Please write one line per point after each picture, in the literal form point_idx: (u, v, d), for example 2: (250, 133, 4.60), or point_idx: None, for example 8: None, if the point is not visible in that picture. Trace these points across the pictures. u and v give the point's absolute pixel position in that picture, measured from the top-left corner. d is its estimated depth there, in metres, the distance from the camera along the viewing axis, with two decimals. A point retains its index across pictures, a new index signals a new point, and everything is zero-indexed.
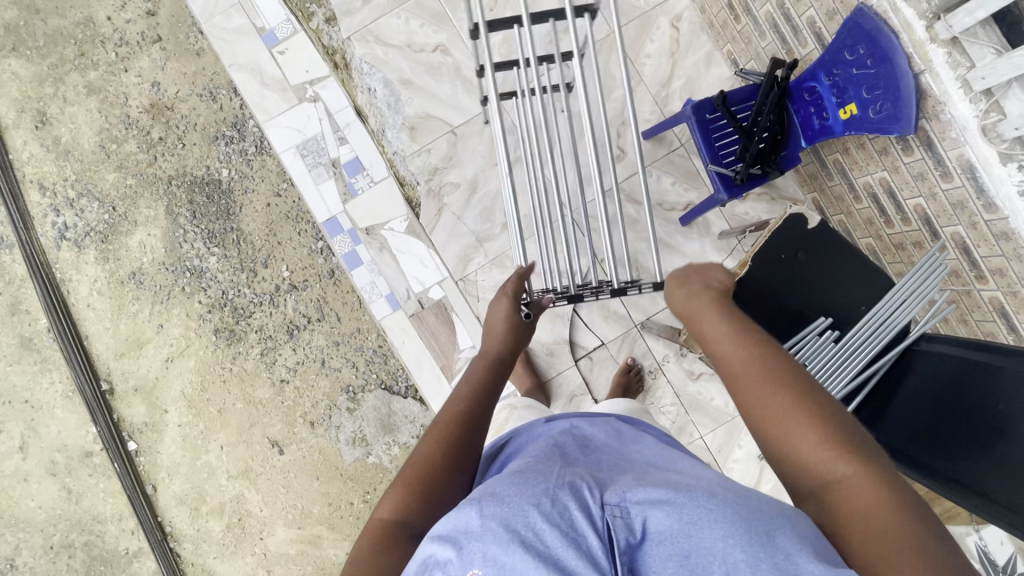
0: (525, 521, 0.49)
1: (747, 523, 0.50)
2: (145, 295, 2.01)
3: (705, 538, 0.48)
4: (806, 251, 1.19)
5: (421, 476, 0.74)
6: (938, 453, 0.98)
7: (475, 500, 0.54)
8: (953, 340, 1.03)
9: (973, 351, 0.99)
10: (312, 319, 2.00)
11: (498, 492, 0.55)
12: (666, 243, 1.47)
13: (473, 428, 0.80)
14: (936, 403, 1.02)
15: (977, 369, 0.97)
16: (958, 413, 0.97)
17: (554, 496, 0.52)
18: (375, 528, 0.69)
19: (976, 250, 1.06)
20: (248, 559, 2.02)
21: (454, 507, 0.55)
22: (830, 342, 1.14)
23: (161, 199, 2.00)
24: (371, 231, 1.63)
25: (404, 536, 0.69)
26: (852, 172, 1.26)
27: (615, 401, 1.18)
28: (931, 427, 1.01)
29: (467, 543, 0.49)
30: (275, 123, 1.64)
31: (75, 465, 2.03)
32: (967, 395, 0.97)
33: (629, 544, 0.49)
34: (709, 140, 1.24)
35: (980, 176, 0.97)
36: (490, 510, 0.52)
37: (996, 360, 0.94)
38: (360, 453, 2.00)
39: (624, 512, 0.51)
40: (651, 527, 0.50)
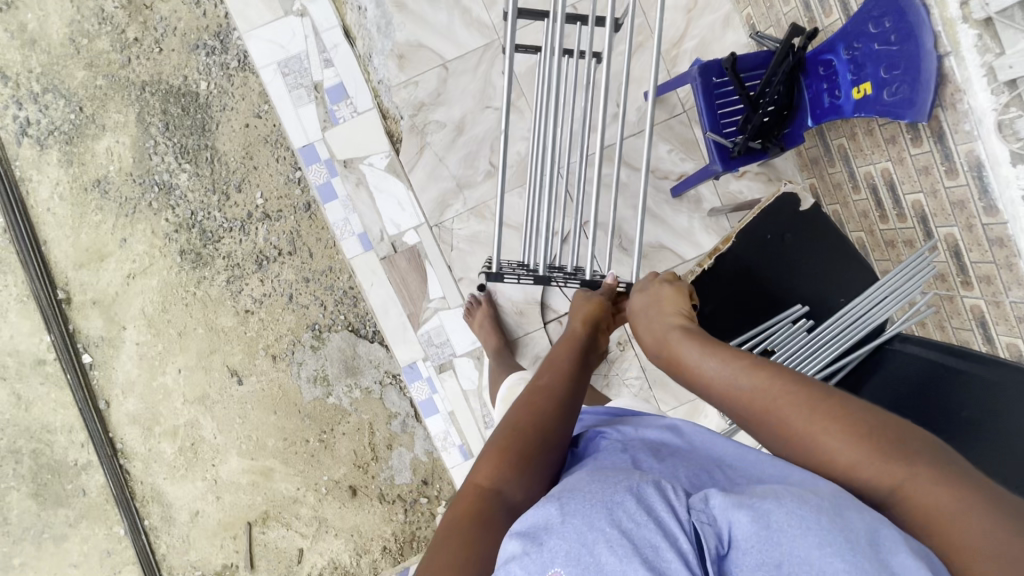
0: (612, 519, 0.47)
1: (851, 534, 0.46)
2: (110, 206, 1.91)
3: (800, 546, 0.45)
4: (794, 234, 1.15)
5: (514, 444, 0.67)
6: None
7: (554, 498, 0.53)
8: (930, 343, 1.00)
9: (947, 357, 0.96)
10: (283, 252, 1.93)
11: (577, 490, 0.53)
12: (653, 213, 1.41)
13: (567, 407, 0.73)
14: (902, 403, 1.00)
15: (946, 375, 0.95)
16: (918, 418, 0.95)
17: (634, 493, 0.50)
18: (472, 494, 0.62)
19: (967, 256, 1.02)
20: (199, 484, 2.02)
21: (531, 505, 0.53)
22: (802, 331, 1.11)
23: (132, 105, 1.88)
24: (349, 163, 1.54)
25: (502, 509, 0.60)
26: (855, 160, 1.20)
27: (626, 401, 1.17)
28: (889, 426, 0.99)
29: (548, 539, 0.48)
30: (256, 35, 1.52)
31: (27, 372, 1.98)
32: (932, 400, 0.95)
33: (718, 555, 0.47)
34: (712, 107, 1.15)
35: (986, 175, 0.91)
36: (573, 509, 0.50)
37: (972, 369, 0.91)
38: (320, 392, 1.98)
39: (712, 518, 0.49)
40: (737, 535, 0.47)
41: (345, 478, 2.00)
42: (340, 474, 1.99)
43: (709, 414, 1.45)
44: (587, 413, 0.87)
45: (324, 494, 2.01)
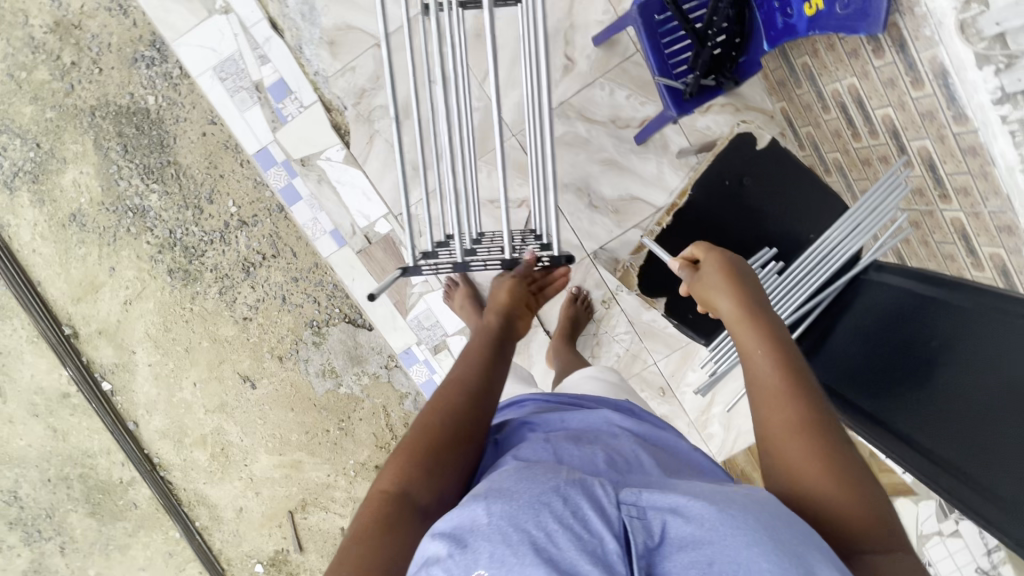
0: (538, 523, 0.51)
1: (769, 531, 0.53)
2: (90, 238, 1.92)
3: (728, 540, 0.51)
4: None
5: (425, 441, 0.67)
6: (878, 400, 0.92)
7: (481, 497, 0.55)
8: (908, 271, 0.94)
9: (920, 285, 0.91)
10: (267, 255, 1.95)
11: (505, 489, 0.56)
12: (620, 165, 1.35)
13: (476, 395, 0.75)
14: (883, 341, 0.94)
15: (922, 304, 0.89)
16: (902, 357, 0.89)
17: (564, 494, 0.54)
18: (378, 499, 0.61)
19: (942, 167, 0.96)
20: (236, 483, 2.14)
21: (456, 506, 0.55)
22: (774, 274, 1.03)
23: (86, 132, 1.85)
24: (306, 162, 1.51)
25: (410, 510, 0.60)
26: (821, 78, 1.12)
27: (584, 374, 1.07)
28: (881, 372, 0.93)
29: (473, 541, 0.51)
30: (184, 42, 1.45)
31: (55, 406, 2.08)
32: (909, 329, 0.89)
33: (648, 547, 0.52)
34: (660, 48, 1.07)
35: (952, 83, 0.85)
36: (499, 510, 0.52)
37: (943, 295, 0.86)
38: (331, 384, 2.04)
39: (643, 514, 0.54)
40: (670, 532, 0.53)
41: (371, 459, 2.09)
42: (365, 456, 2.09)
43: (701, 358, 1.46)
44: (526, 401, 0.84)
45: (353, 476, 2.11)
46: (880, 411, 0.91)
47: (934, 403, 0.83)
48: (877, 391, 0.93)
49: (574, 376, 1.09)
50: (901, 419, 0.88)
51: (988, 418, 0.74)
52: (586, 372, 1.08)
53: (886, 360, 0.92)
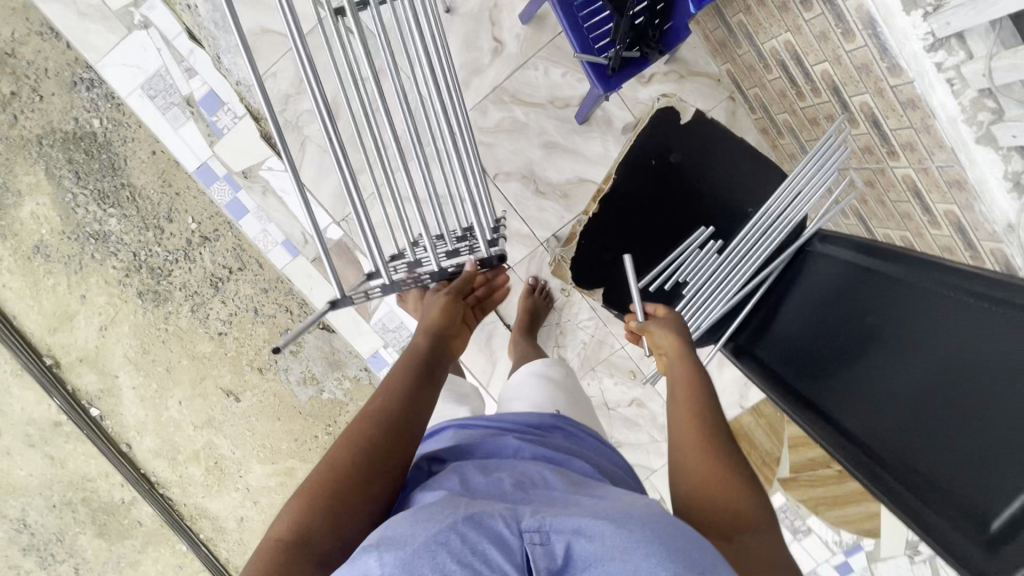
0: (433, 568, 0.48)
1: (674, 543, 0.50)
2: (57, 268, 1.92)
3: (629, 557, 0.49)
4: (680, 152, 0.98)
5: (326, 484, 0.66)
6: (815, 385, 0.81)
7: (375, 544, 0.52)
8: (847, 241, 0.85)
9: (864, 258, 0.81)
10: (233, 269, 1.93)
11: (402, 535, 0.52)
12: (564, 147, 1.29)
13: (391, 424, 0.72)
14: (826, 320, 0.83)
15: (872, 280, 0.79)
16: (849, 339, 0.79)
17: (462, 532, 0.50)
18: (271, 546, 0.61)
19: (885, 123, 0.90)
20: (234, 494, 2.17)
21: (350, 559, 0.51)
22: (713, 254, 0.96)
23: (37, 163, 1.83)
24: (248, 173, 1.48)
25: (302, 559, 0.61)
26: (757, 36, 1.04)
27: (528, 375, 1.03)
28: (822, 355, 0.82)
29: None
30: (108, 62, 1.41)
31: (49, 435, 2.11)
32: (858, 307, 0.80)
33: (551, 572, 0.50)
34: (577, 22, 1.00)
35: (882, 32, 0.77)
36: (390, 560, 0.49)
37: (897, 270, 0.76)
38: (313, 391, 2.04)
39: (544, 538, 0.51)
40: (575, 552, 0.51)
41: None
42: None
43: None
44: (442, 430, 0.82)
45: None
46: (815, 397, 0.81)
47: (881, 391, 0.73)
48: (815, 374, 0.82)
49: (522, 375, 1.05)
50: (835, 407, 0.78)
51: (946, 416, 0.66)
52: (530, 373, 1.04)
53: (830, 341, 0.81)
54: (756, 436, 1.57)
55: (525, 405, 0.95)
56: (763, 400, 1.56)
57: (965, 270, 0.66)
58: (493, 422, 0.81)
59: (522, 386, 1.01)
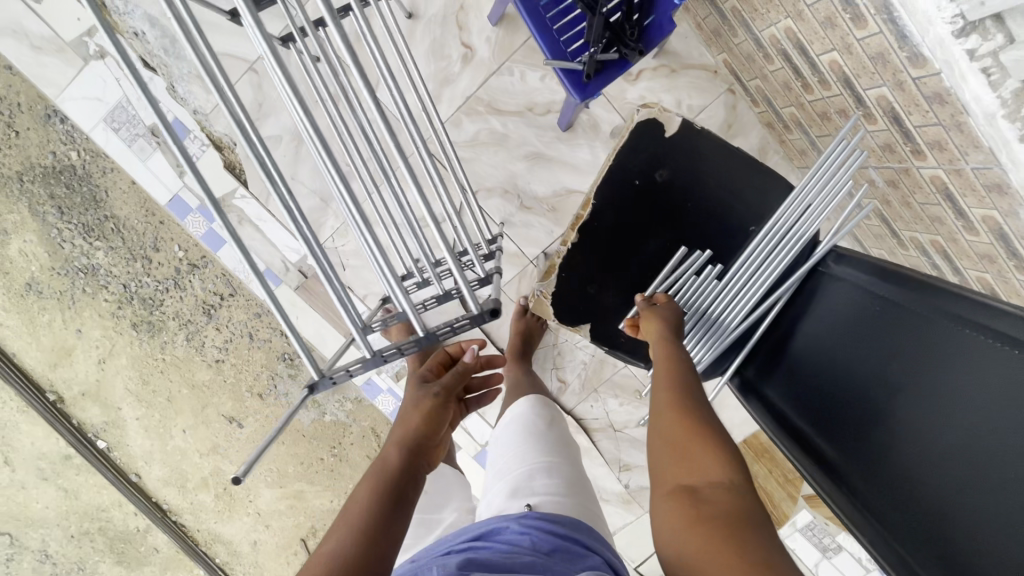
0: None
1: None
2: (51, 303, 1.89)
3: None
4: (668, 168, 0.84)
5: None
6: (831, 440, 0.71)
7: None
8: (865, 264, 0.73)
9: (880, 283, 0.70)
10: (224, 295, 1.89)
11: None
12: (548, 158, 1.18)
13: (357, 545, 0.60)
14: (841, 362, 0.72)
15: (891, 314, 0.67)
16: (866, 388, 0.68)
17: None
18: None
19: (907, 119, 0.77)
20: (246, 518, 2.16)
21: None
22: (714, 279, 0.86)
23: (20, 200, 1.79)
24: (222, 204, 1.40)
25: None
26: (754, 24, 0.91)
27: (515, 430, 0.93)
28: (835, 403, 0.71)
29: None
30: (68, 96, 1.34)
31: (61, 468, 2.12)
32: (874, 348, 0.68)
33: None
34: (544, 24, 0.89)
35: (900, 17, 0.65)
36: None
37: (915, 303, 0.64)
38: (315, 414, 2.00)
39: None
40: None
41: None
42: None
43: None
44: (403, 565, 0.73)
45: None
46: (832, 455, 0.70)
47: (901, 453, 0.62)
48: (831, 425, 0.71)
49: (507, 431, 0.95)
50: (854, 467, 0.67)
51: (972, 488, 0.53)
52: (517, 426, 0.94)
53: (846, 389, 0.70)
54: (776, 451, 1.46)
55: (509, 474, 0.85)
56: None
57: (985, 302, 0.56)
58: (448, 545, 0.73)
59: (509, 449, 0.91)
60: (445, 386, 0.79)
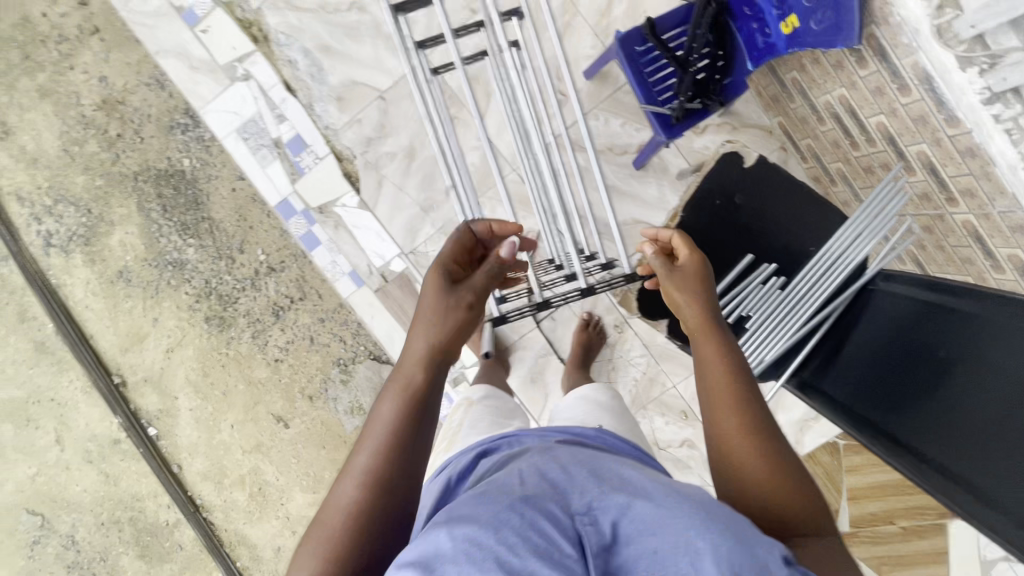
0: (496, 535, 0.53)
1: (710, 526, 0.56)
2: (136, 291, 2.07)
3: (669, 531, 0.56)
4: None
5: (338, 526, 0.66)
6: (891, 415, 0.92)
7: (439, 523, 0.57)
8: (912, 280, 0.95)
9: (928, 292, 0.92)
10: (295, 298, 2.05)
11: (465, 512, 0.57)
12: (621, 191, 1.37)
13: (396, 463, 0.70)
14: (899, 353, 0.94)
15: (935, 313, 0.90)
16: (921, 369, 0.89)
17: (522, 511, 0.56)
18: None
19: (943, 170, 0.94)
20: (274, 522, 2.19)
21: (419, 535, 0.56)
22: (776, 289, 1.06)
23: (131, 196, 2.02)
24: (324, 209, 1.60)
25: None
26: (811, 91, 1.12)
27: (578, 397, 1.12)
28: (896, 385, 0.92)
29: (439, 567, 0.51)
30: (211, 108, 1.59)
31: (108, 452, 2.20)
32: (928, 346, 0.89)
33: (601, 545, 0.56)
34: (642, 77, 1.10)
35: (939, 87, 0.83)
36: (462, 532, 0.53)
37: (964, 306, 0.86)
38: (359, 421, 2.09)
39: (592, 519, 0.58)
40: (619, 531, 0.57)
41: None
42: None
43: None
44: (495, 439, 0.91)
45: None
46: (890, 426, 0.92)
47: (952, 416, 0.84)
48: (891, 404, 0.93)
49: (571, 400, 1.13)
50: (913, 431, 0.89)
51: (1016, 434, 0.75)
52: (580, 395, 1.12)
53: (904, 372, 0.92)
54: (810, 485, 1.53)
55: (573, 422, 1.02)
56: (819, 447, 1.52)
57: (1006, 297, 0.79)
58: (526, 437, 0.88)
59: (572, 410, 1.08)
60: (476, 292, 0.88)
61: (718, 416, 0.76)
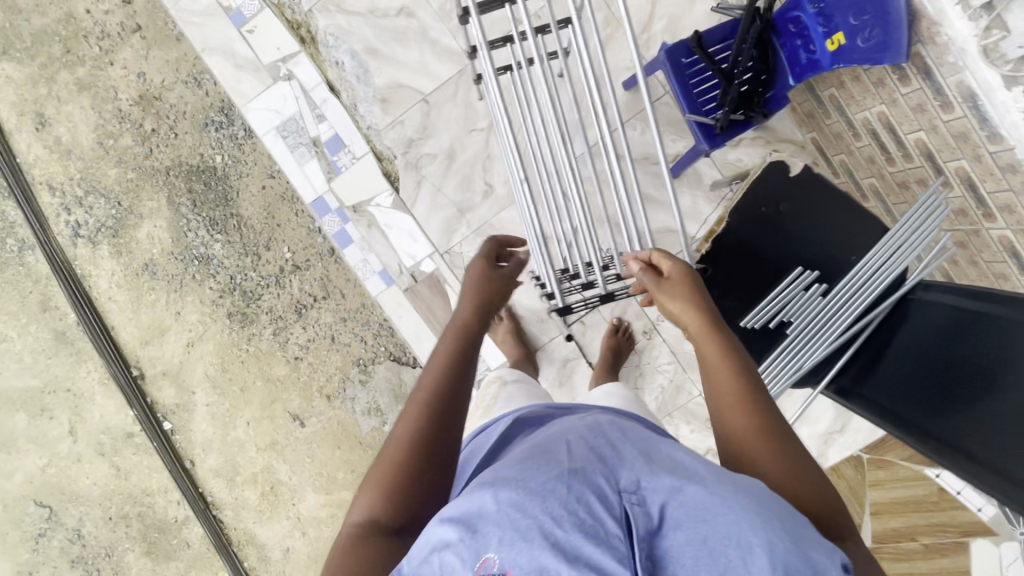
0: (543, 505, 0.54)
1: (769, 524, 0.51)
2: (160, 284, 2.08)
3: (721, 521, 0.51)
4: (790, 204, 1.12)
5: (394, 462, 0.71)
6: (933, 417, 0.92)
7: (488, 486, 0.59)
8: (951, 287, 0.96)
9: (968, 301, 0.92)
10: (318, 297, 2.06)
11: (516, 478, 0.59)
12: (655, 199, 1.40)
13: (446, 405, 0.75)
14: (941, 358, 0.94)
15: (975, 319, 0.91)
16: (964, 372, 0.90)
17: (569, 483, 0.55)
18: (351, 532, 0.68)
19: (982, 186, 0.97)
20: (284, 522, 2.17)
21: (467, 492, 0.59)
22: (818, 296, 1.08)
23: (161, 190, 2.04)
24: (358, 208, 1.63)
25: (384, 532, 0.68)
26: (849, 108, 1.15)
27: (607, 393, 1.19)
28: (939, 390, 0.93)
29: (483, 526, 0.54)
30: (253, 106, 1.62)
31: (120, 445, 2.19)
32: (969, 350, 0.91)
33: (649, 530, 0.52)
34: (687, 87, 1.14)
35: (982, 105, 0.85)
36: (507, 496, 0.55)
37: (1004, 312, 0.87)
38: (376, 422, 2.08)
39: (641, 500, 0.54)
40: (668, 514, 0.53)
41: None
42: None
43: None
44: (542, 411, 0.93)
45: None
46: (930, 428, 0.92)
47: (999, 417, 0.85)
48: (933, 408, 0.93)
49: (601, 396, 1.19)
50: (956, 433, 0.89)
51: None
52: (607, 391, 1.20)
53: (946, 376, 0.93)
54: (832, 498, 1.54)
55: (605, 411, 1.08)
56: (843, 461, 1.52)
57: None
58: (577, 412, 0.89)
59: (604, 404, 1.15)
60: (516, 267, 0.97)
61: (729, 418, 0.75)
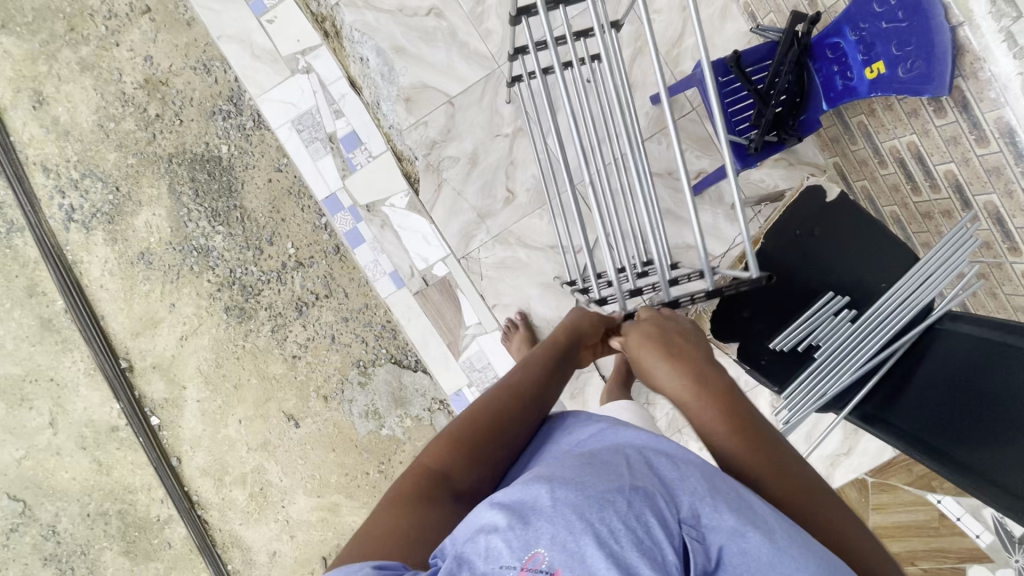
0: (598, 513, 0.50)
1: None
2: (155, 275, 2.02)
3: None
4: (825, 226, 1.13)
5: (467, 433, 0.76)
6: (958, 443, 0.93)
7: (543, 479, 0.56)
8: (981, 321, 0.96)
9: (1001, 333, 0.92)
10: (320, 295, 2.00)
11: (573, 478, 0.55)
12: (678, 215, 1.41)
13: (528, 406, 0.82)
14: (972, 388, 0.94)
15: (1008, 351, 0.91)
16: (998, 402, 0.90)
17: (630, 498, 0.52)
18: (419, 474, 0.71)
19: (1011, 222, 0.99)
20: (272, 525, 2.11)
21: (522, 481, 0.56)
22: (846, 321, 1.09)
23: (163, 177, 1.98)
24: (372, 207, 1.60)
25: (444, 489, 0.70)
26: (877, 136, 1.17)
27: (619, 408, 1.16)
28: (970, 419, 0.93)
29: (535, 520, 0.51)
30: (268, 97, 1.58)
31: (103, 439, 2.10)
32: (1003, 381, 0.91)
33: (704, 569, 0.50)
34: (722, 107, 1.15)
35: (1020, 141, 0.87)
36: (564, 499, 0.52)
37: None
38: (374, 425, 2.03)
39: (701, 536, 0.52)
40: (726, 557, 0.51)
41: None
42: None
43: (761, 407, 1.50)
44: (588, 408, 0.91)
45: None
46: (957, 454, 0.92)
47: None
48: (961, 436, 0.93)
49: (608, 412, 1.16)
50: (982, 462, 0.90)
51: None
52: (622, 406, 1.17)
53: (978, 406, 0.92)
54: None
55: None
56: (848, 483, 1.53)
57: None
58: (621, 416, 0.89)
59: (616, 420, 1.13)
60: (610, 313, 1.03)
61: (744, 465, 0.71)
